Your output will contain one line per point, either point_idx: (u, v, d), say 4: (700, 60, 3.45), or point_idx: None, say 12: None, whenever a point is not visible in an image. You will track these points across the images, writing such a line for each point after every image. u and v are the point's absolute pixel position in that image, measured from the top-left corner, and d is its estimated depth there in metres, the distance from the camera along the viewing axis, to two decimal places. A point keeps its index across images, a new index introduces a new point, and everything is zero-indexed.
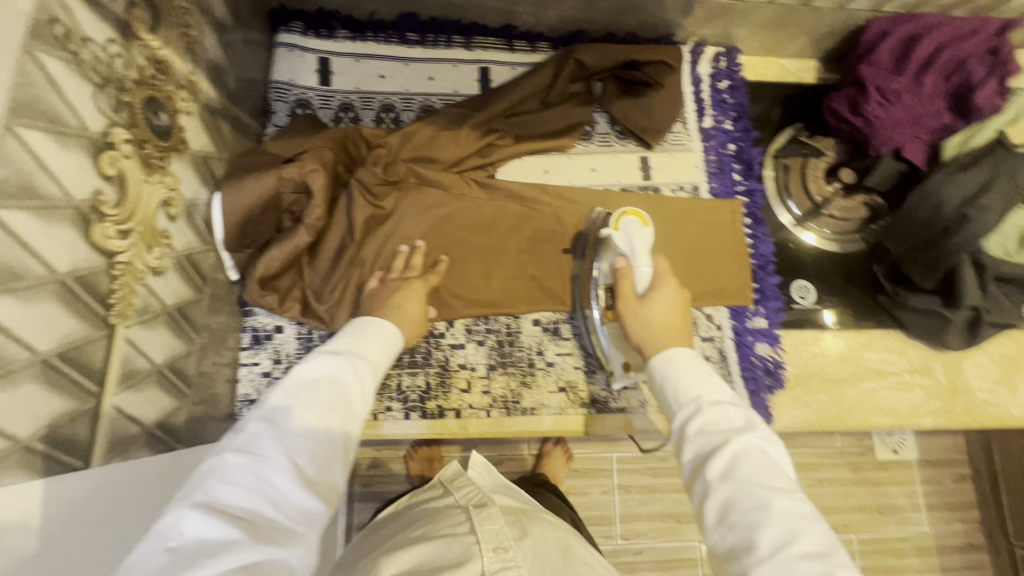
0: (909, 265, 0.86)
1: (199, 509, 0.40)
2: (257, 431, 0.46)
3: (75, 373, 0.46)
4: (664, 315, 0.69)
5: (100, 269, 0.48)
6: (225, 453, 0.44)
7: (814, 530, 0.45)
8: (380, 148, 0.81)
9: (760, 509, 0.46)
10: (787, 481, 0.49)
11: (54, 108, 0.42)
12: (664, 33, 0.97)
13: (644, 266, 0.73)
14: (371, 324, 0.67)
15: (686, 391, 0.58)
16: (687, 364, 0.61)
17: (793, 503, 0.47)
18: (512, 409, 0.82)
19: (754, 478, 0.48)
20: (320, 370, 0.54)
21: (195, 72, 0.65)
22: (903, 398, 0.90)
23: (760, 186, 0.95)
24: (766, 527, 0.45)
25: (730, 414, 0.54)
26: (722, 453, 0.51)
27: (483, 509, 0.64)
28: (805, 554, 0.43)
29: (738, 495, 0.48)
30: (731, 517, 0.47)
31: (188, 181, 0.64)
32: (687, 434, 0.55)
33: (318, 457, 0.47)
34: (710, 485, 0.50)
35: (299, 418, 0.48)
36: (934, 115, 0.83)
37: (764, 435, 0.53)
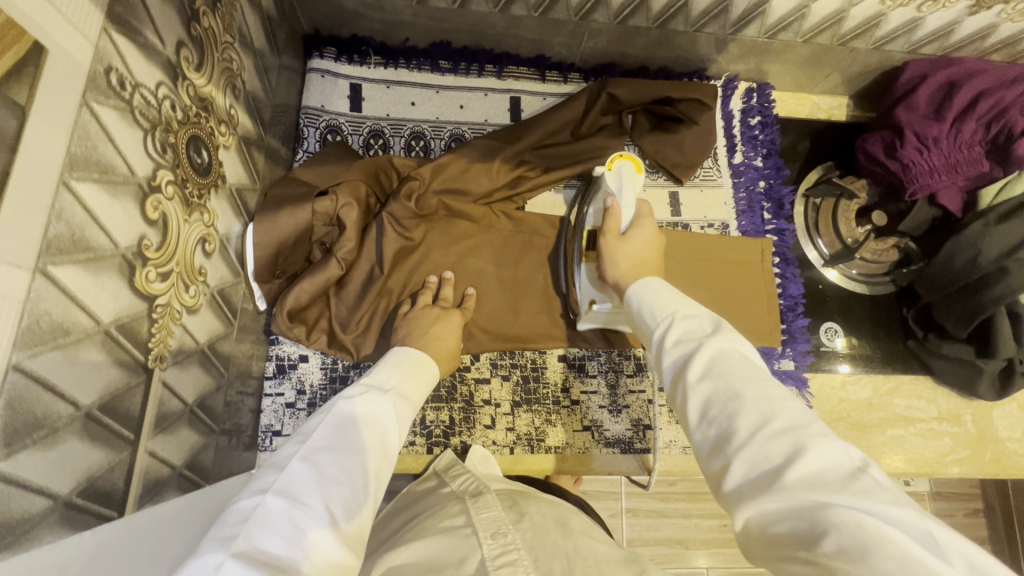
0: (944, 314, 0.85)
1: (238, 557, 0.38)
2: (297, 473, 0.45)
3: (114, 423, 0.45)
4: (645, 249, 0.70)
5: (142, 315, 0.48)
6: (268, 496, 0.43)
7: (792, 409, 0.41)
8: (412, 181, 0.80)
9: (735, 400, 0.43)
10: (763, 372, 0.45)
11: (106, 159, 0.42)
12: (697, 68, 0.97)
13: (628, 206, 0.75)
14: (410, 355, 0.67)
15: (661, 309, 0.56)
16: (659, 288, 0.59)
17: (768, 388, 0.43)
18: (536, 447, 0.81)
19: (728, 372, 0.45)
20: (360, 413, 0.54)
21: (235, 105, 0.65)
22: (931, 445, 0.88)
23: (790, 226, 0.94)
24: (743, 415, 0.42)
25: (701, 320, 0.51)
26: (698, 354, 0.47)
27: (481, 497, 0.63)
28: (783, 431, 0.39)
29: (713, 390, 0.44)
30: (710, 414, 0.44)
31: (224, 216, 0.64)
32: (664, 347, 0.52)
33: (352, 506, 0.46)
34: (687, 388, 0.46)
35: (338, 465, 0.47)
36: (972, 163, 0.81)
37: (738, 335, 0.49)
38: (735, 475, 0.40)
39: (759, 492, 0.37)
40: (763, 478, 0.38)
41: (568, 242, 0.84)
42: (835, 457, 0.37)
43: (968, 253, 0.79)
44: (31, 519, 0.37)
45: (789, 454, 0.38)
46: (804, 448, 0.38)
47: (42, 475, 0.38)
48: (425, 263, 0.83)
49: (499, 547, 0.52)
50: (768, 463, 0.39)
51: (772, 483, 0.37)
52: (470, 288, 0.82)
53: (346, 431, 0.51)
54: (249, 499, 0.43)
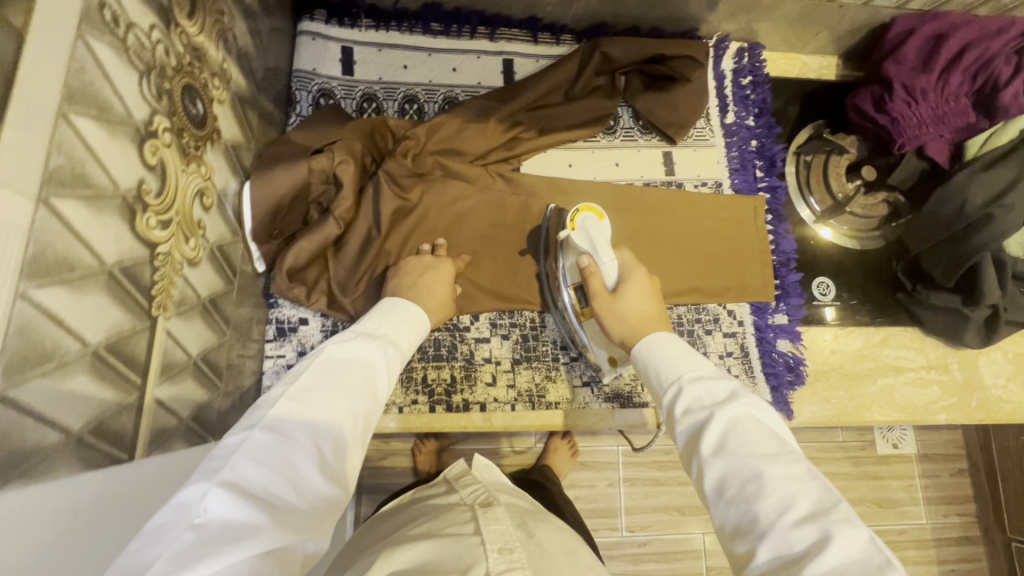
0: (932, 262, 0.86)
1: (224, 487, 0.39)
2: (286, 410, 0.46)
3: (121, 365, 0.45)
4: (640, 302, 0.69)
5: (143, 260, 0.48)
6: (255, 430, 0.43)
7: (811, 491, 0.44)
8: (408, 140, 0.80)
9: (754, 480, 0.45)
10: (780, 445, 0.47)
11: (104, 96, 0.42)
12: (688, 28, 0.97)
13: (609, 261, 0.72)
14: (401, 305, 0.67)
15: (669, 371, 0.58)
16: (665, 344, 0.61)
17: (784, 466, 0.45)
18: (537, 403, 0.82)
19: (745, 449, 0.47)
20: (350, 357, 0.54)
21: (227, 60, 0.64)
22: (919, 394, 0.91)
23: (783, 183, 0.95)
24: (762, 499, 0.44)
25: (713, 387, 0.54)
26: (712, 424, 0.50)
27: (490, 510, 0.65)
28: (803, 521, 0.42)
29: (730, 470, 0.47)
30: (729, 492, 0.46)
31: (220, 170, 0.63)
32: (676, 415, 0.54)
33: (339, 445, 0.47)
34: (704, 464, 0.49)
35: (327, 403, 0.48)
36: (959, 114, 0.82)
37: (753, 402, 0.51)
38: (760, 560, 0.42)
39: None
40: (786, 566, 0.40)
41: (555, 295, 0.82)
42: (858, 548, 0.40)
43: (956, 201, 0.80)
44: (45, 450, 0.37)
45: (813, 545, 0.40)
46: (824, 537, 0.40)
47: (55, 408, 0.38)
48: (422, 227, 0.83)
49: (506, 563, 0.53)
50: (790, 553, 0.41)
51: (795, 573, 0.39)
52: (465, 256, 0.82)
53: (334, 372, 0.51)
54: (236, 433, 0.43)
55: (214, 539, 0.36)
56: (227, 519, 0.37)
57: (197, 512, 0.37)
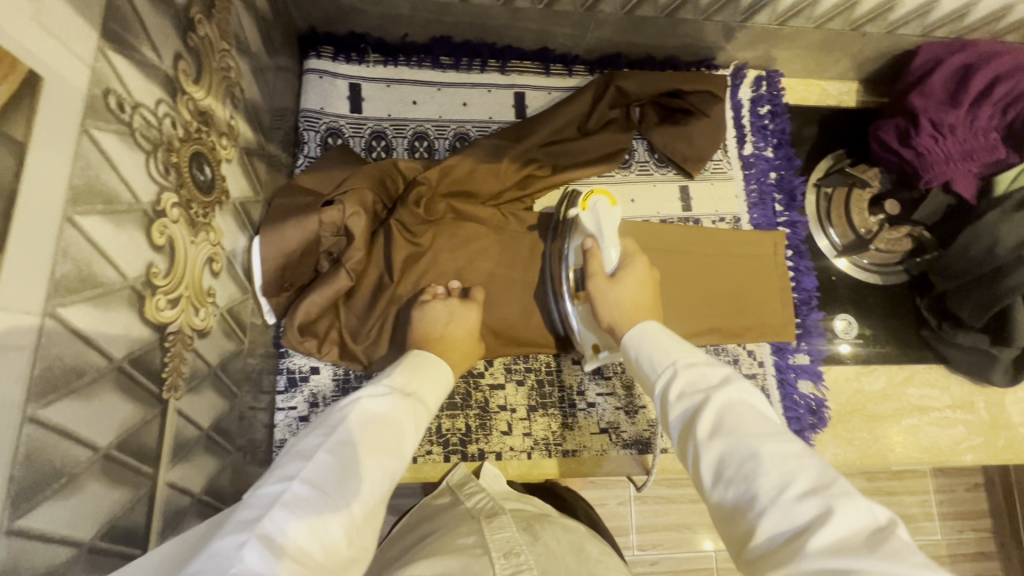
0: (959, 302, 0.84)
1: (258, 543, 0.38)
2: (324, 463, 0.45)
3: (132, 460, 0.43)
4: (636, 290, 0.67)
5: (153, 345, 0.46)
6: (296, 483, 0.42)
7: (810, 468, 0.41)
8: (420, 185, 0.78)
9: (751, 459, 0.42)
10: (775, 426, 0.45)
11: (110, 187, 0.40)
12: (705, 56, 0.94)
13: (612, 247, 0.71)
14: (427, 360, 0.64)
15: (660, 357, 0.55)
16: (655, 332, 0.59)
17: (782, 445, 0.43)
18: (553, 451, 0.81)
19: (740, 429, 0.44)
20: (387, 408, 0.52)
21: (235, 115, 0.62)
22: (945, 434, 0.88)
23: (803, 218, 0.92)
24: (761, 476, 0.41)
25: (705, 369, 0.51)
26: (707, 408, 0.47)
27: (495, 519, 0.61)
28: (805, 497, 0.39)
29: (727, 450, 0.44)
30: (727, 473, 0.43)
31: (229, 232, 0.61)
32: (669, 400, 0.51)
33: (370, 505, 0.46)
34: (699, 447, 0.46)
35: (364, 459, 0.47)
36: (988, 149, 0.79)
37: (746, 387, 0.49)
38: (761, 539, 0.39)
39: (789, 562, 0.37)
40: (789, 544, 0.38)
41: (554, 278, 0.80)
42: (861, 519, 0.37)
43: (985, 242, 0.78)
44: (56, 571, 0.36)
45: (817, 521, 0.38)
46: (828, 510, 0.38)
47: (64, 525, 0.36)
48: (435, 273, 0.81)
49: (512, 567, 0.52)
50: (793, 528, 0.38)
51: (799, 549, 0.37)
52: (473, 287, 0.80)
53: (371, 424, 0.50)
54: (276, 485, 0.42)
55: None
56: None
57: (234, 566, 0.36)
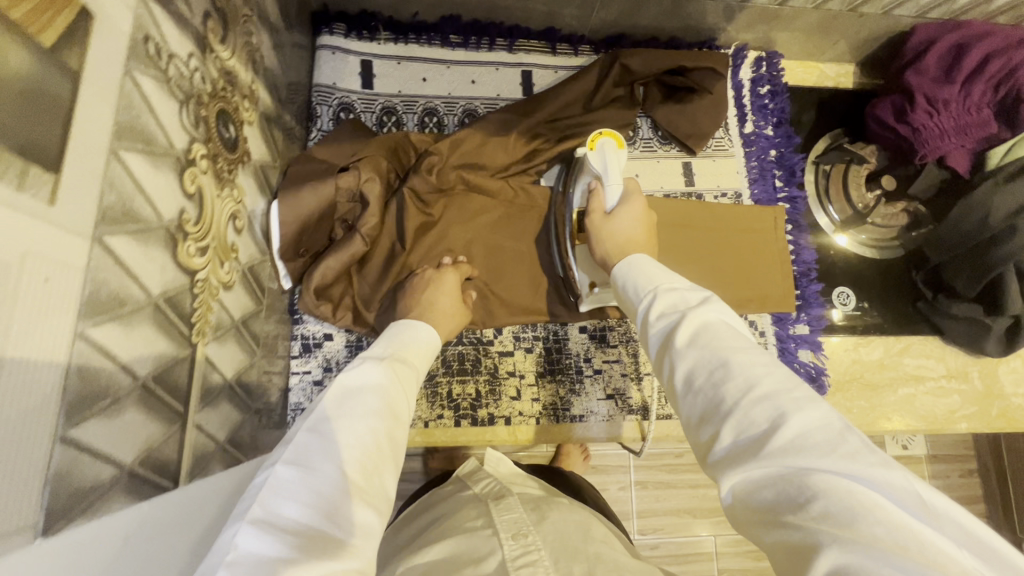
0: (954, 274, 0.87)
1: (255, 524, 0.38)
2: (306, 442, 0.44)
3: (166, 395, 0.45)
4: (633, 227, 0.69)
5: (184, 289, 0.48)
6: (277, 466, 0.42)
7: (776, 374, 0.41)
8: (431, 156, 0.80)
9: (720, 367, 0.42)
10: (746, 341, 0.45)
11: (149, 130, 0.42)
12: (706, 38, 0.97)
13: (613, 185, 0.74)
14: (403, 325, 0.67)
15: (645, 284, 0.56)
16: (643, 265, 0.60)
17: (751, 355, 0.42)
18: (561, 416, 0.83)
19: (711, 341, 0.44)
20: (365, 380, 0.52)
21: (255, 80, 0.64)
22: (940, 402, 0.91)
23: (802, 193, 0.95)
24: (727, 382, 0.41)
25: (685, 294, 0.52)
26: (682, 323, 0.47)
27: (502, 501, 0.64)
28: (766, 397, 0.39)
29: (698, 361, 0.44)
30: (696, 383, 0.43)
31: (250, 192, 0.63)
32: (650, 322, 0.52)
33: (369, 467, 0.45)
34: (674, 360, 0.46)
35: (348, 427, 0.46)
36: (981, 125, 0.82)
37: (724, 306, 0.49)
38: (723, 442, 0.39)
39: (746, 461, 0.37)
40: (749, 444, 0.38)
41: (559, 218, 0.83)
42: (821, 420, 0.37)
43: (979, 213, 0.80)
44: (101, 487, 0.37)
45: (774, 419, 0.38)
46: (788, 413, 0.37)
47: (109, 444, 0.38)
48: (446, 243, 0.83)
49: (519, 548, 0.54)
50: (752, 430, 0.38)
51: (757, 449, 0.37)
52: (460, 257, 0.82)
53: (351, 397, 0.50)
54: (261, 475, 0.42)
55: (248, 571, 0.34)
56: (260, 555, 0.36)
57: (229, 554, 0.36)
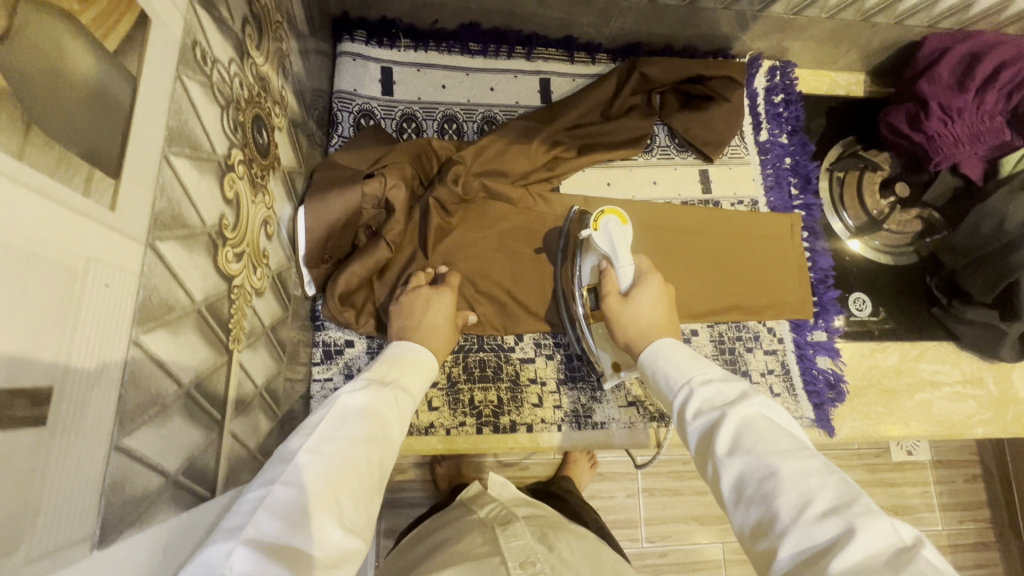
0: (966, 278, 0.88)
1: (248, 544, 0.37)
2: (303, 462, 0.45)
3: (206, 402, 0.45)
4: (655, 310, 0.68)
5: (223, 295, 0.47)
6: (275, 486, 0.42)
7: (830, 484, 0.41)
8: (455, 163, 0.80)
9: (769, 477, 0.43)
10: (796, 442, 0.45)
11: (195, 135, 0.42)
12: (721, 46, 0.98)
13: (627, 266, 0.72)
14: (409, 350, 0.66)
15: (678, 377, 0.57)
16: (675, 353, 0.61)
17: (801, 461, 0.43)
18: (584, 423, 0.82)
19: (760, 446, 0.45)
20: (362, 404, 0.53)
21: (285, 86, 0.64)
22: (956, 408, 0.91)
23: (818, 200, 0.96)
24: (781, 494, 0.41)
25: (721, 388, 0.53)
26: (722, 423, 0.48)
27: (510, 526, 0.66)
28: (826, 514, 0.39)
29: (746, 467, 0.44)
30: (747, 493, 0.44)
31: (280, 199, 0.63)
32: (687, 420, 0.52)
33: (358, 494, 0.45)
34: (718, 463, 0.46)
35: (344, 452, 0.47)
36: (994, 132, 0.83)
37: (765, 402, 0.50)
38: (784, 561, 0.39)
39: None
40: (809, 564, 0.37)
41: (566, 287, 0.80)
42: (889, 541, 0.36)
43: (994, 219, 0.82)
44: (149, 497, 0.37)
45: (837, 538, 0.37)
46: (850, 530, 0.37)
47: (157, 452, 0.37)
48: (468, 250, 0.83)
49: None
50: (813, 548, 0.38)
51: (817, 568, 0.36)
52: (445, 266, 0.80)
53: (349, 420, 0.51)
54: (257, 491, 0.43)
55: None
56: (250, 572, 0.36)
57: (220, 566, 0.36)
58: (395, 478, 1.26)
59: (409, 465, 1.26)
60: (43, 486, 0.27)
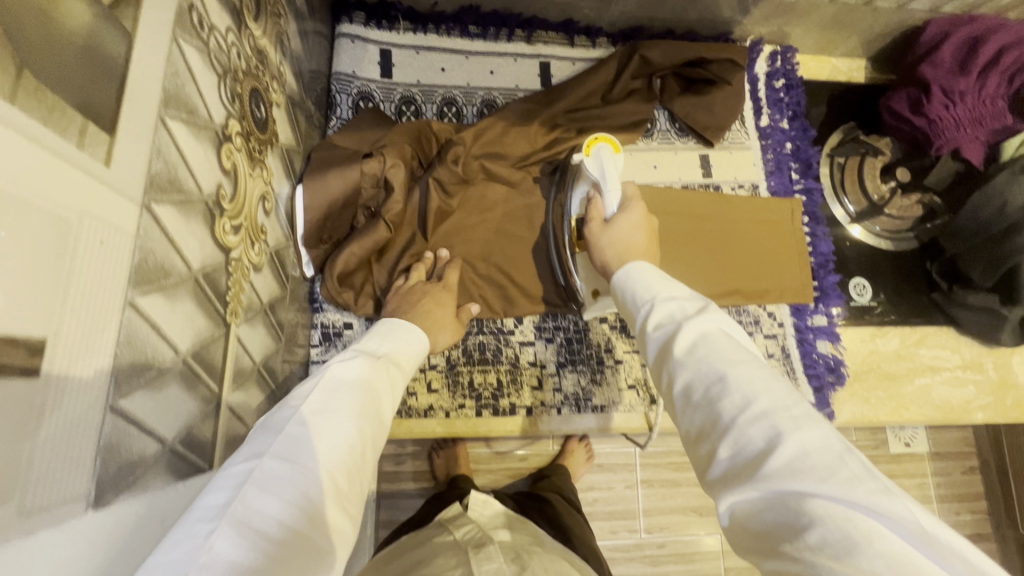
0: (970, 263, 0.87)
1: (235, 524, 0.35)
2: (295, 435, 0.42)
3: (203, 372, 0.44)
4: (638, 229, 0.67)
5: (220, 266, 0.47)
6: (263, 459, 0.40)
7: (773, 390, 0.41)
8: (456, 145, 0.80)
9: (718, 383, 0.43)
10: (747, 354, 0.45)
11: (192, 100, 0.41)
12: (722, 31, 0.98)
13: (613, 190, 0.72)
14: (399, 325, 0.64)
15: (644, 291, 0.56)
16: (644, 271, 0.59)
17: (751, 369, 0.43)
18: (583, 406, 0.82)
19: (712, 355, 0.45)
20: (352, 375, 0.51)
21: (283, 62, 0.63)
22: (956, 393, 0.91)
23: (818, 185, 0.96)
24: (725, 398, 0.42)
25: (682, 303, 0.52)
26: (681, 334, 0.47)
27: (483, 549, 0.63)
28: (764, 415, 0.39)
29: (695, 376, 0.44)
30: (694, 399, 0.44)
31: (278, 175, 0.62)
32: (648, 332, 0.52)
33: (352, 470, 0.44)
34: (674, 371, 0.46)
35: (337, 426, 0.45)
36: (995, 116, 0.84)
37: (721, 316, 0.49)
38: (722, 461, 0.40)
39: (744, 482, 0.38)
40: (746, 465, 0.38)
41: (556, 227, 0.82)
42: (820, 441, 0.37)
43: (995, 203, 0.82)
44: (145, 463, 0.36)
45: (771, 440, 0.38)
46: (785, 433, 0.38)
47: (154, 418, 0.37)
48: (468, 232, 0.83)
49: None
50: (750, 449, 0.38)
51: (756, 470, 0.37)
52: (444, 252, 0.79)
53: (340, 392, 0.48)
54: (242, 464, 0.40)
55: None
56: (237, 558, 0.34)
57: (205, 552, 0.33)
58: (392, 468, 1.25)
59: (408, 454, 1.26)
60: (37, 438, 0.27)
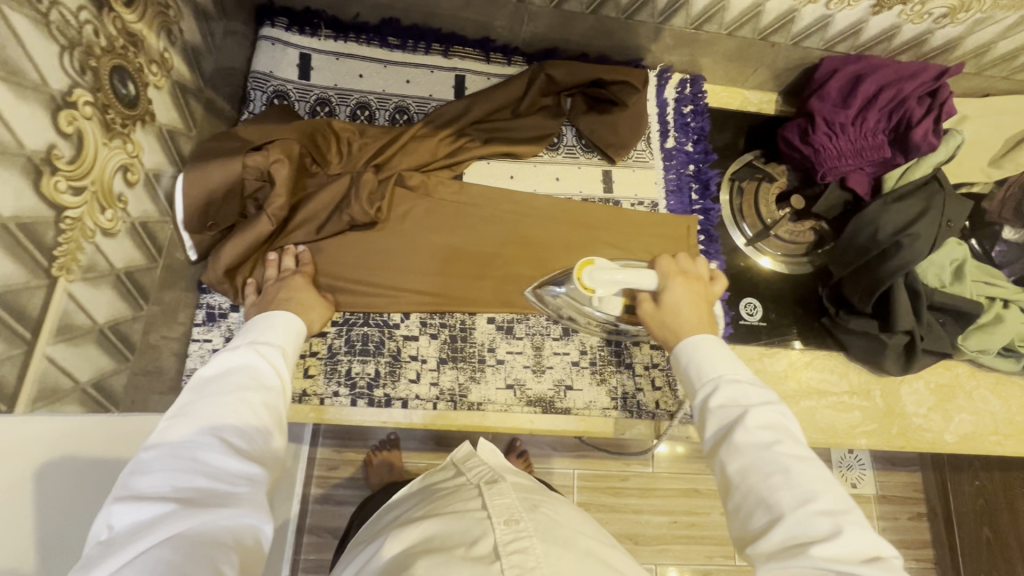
0: (849, 288, 0.90)
1: (122, 501, 0.44)
2: (168, 424, 0.50)
3: (8, 316, 0.47)
4: (686, 307, 0.72)
5: (47, 221, 0.50)
6: (141, 453, 0.48)
7: (834, 492, 0.49)
8: (367, 140, 0.88)
9: (780, 473, 0.50)
10: (805, 450, 0.52)
11: (15, 63, 0.45)
12: (634, 57, 1.03)
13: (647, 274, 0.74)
14: (281, 319, 0.68)
15: (708, 369, 0.61)
16: (710, 348, 0.64)
17: (811, 468, 0.50)
18: (458, 403, 0.83)
19: (780, 446, 0.52)
20: (225, 364, 0.56)
21: (168, 50, 0.68)
22: (840, 417, 0.91)
23: (716, 206, 0.98)
24: (785, 489, 0.49)
25: (747, 388, 0.58)
26: (745, 421, 0.54)
27: (494, 484, 0.62)
28: (822, 514, 0.47)
29: (760, 463, 0.51)
30: (752, 481, 0.51)
31: (151, 152, 0.66)
32: (708, 407, 0.58)
33: (243, 433, 0.51)
34: (733, 450, 0.53)
35: (212, 403, 0.52)
36: (876, 149, 0.89)
37: (784, 409, 0.56)
38: (772, 539, 0.47)
39: (789, 559, 0.45)
40: (795, 546, 0.45)
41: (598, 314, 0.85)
42: (861, 544, 0.46)
43: (869, 229, 0.86)
44: None
45: (828, 534, 0.45)
46: (841, 529, 0.46)
47: None
48: (363, 227, 0.86)
49: (511, 533, 0.52)
50: (806, 535, 0.46)
51: (802, 552, 0.45)
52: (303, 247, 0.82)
53: (212, 380, 0.54)
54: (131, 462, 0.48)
55: (123, 539, 0.42)
56: (136, 522, 0.43)
57: (110, 527, 0.43)
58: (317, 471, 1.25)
59: (339, 459, 1.26)
60: None
